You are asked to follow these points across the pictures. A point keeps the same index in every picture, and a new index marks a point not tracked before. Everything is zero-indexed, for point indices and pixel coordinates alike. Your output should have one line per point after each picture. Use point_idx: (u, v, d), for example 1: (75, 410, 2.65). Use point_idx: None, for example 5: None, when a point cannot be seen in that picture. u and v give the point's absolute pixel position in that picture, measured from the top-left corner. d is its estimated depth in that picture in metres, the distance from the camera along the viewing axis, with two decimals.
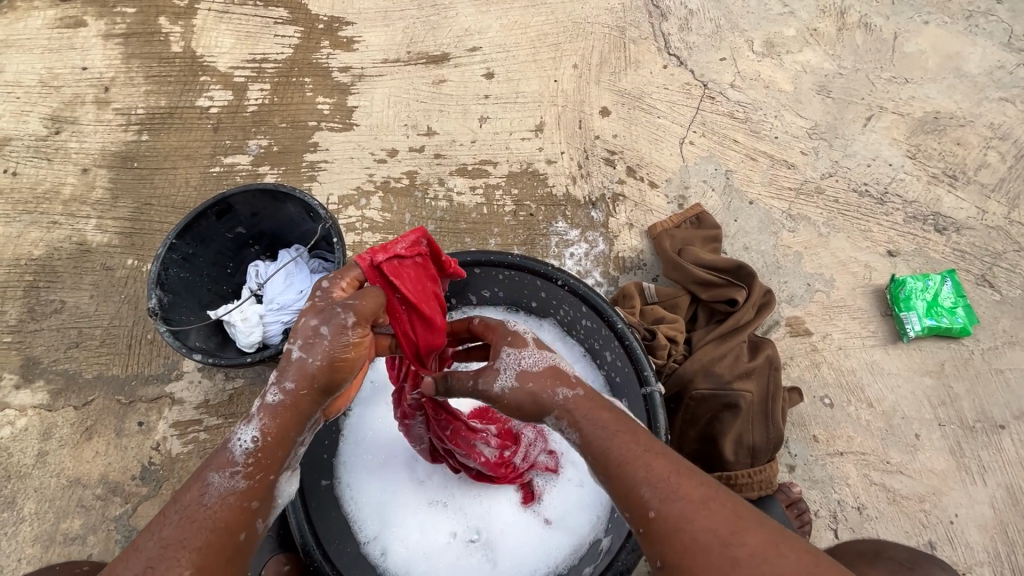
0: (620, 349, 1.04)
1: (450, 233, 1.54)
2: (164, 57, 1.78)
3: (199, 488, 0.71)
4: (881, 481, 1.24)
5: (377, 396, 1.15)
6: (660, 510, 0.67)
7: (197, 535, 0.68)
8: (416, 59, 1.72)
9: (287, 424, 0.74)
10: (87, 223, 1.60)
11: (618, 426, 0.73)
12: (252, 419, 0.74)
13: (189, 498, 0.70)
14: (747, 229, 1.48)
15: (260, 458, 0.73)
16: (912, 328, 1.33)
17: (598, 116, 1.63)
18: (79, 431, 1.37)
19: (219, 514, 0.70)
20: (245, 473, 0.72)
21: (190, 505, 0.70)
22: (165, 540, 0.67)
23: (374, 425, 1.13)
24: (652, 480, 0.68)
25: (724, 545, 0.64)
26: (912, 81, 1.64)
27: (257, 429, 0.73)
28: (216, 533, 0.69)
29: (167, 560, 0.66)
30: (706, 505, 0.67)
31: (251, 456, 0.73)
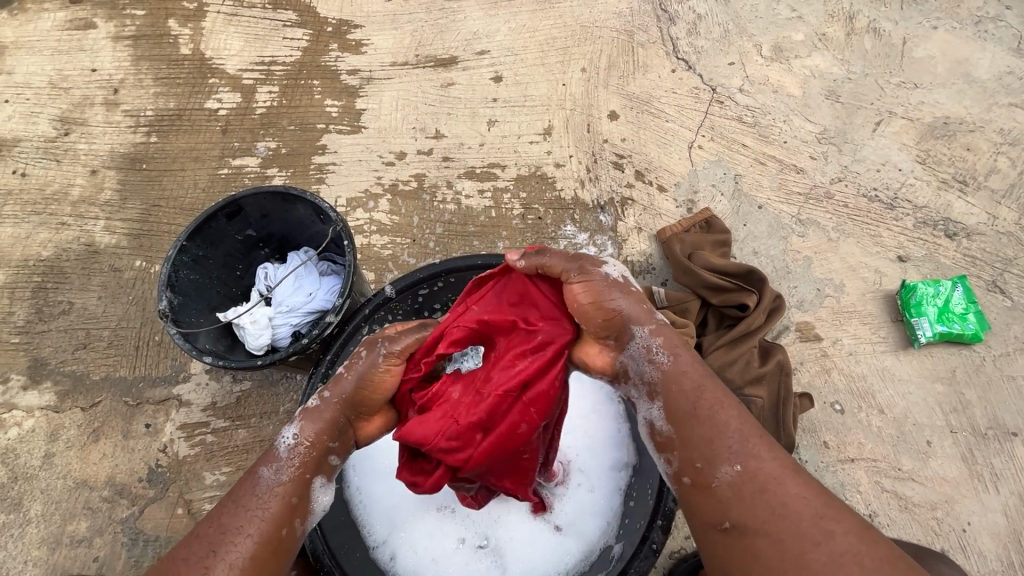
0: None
1: (459, 236, 1.54)
2: (173, 59, 1.78)
3: (251, 482, 0.80)
4: (892, 488, 1.23)
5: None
6: (745, 468, 0.75)
7: (250, 521, 0.77)
8: (424, 63, 1.73)
9: (326, 429, 0.84)
10: (95, 224, 1.61)
11: (703, 390, 0.82)
12: (294, 422, 0.85)
13: (243, 491, 0.80)
14: (757, 233, 1.48)
15: (301, 456, 0.83)
16: (923, 334, 1.32)
17: (606, 119, 1.63)
18: (86, 433, 1.37)
19: (268, 504, 0.79)
20: (288, 468, 0.82)
21: (243, 495, 0.79)
22: (223, 526, 0.76)
23: None
24: (731, 445, 0.77)
25: (799, 513, 0.72)
26: (921, 87, 1.64)
27: (297, 429, 0.84)
28: (267, 525, 0.78)
29: (225, 542, 0.75)
30: (788, 475, 0.75)
31: (293, 454, 0.82)
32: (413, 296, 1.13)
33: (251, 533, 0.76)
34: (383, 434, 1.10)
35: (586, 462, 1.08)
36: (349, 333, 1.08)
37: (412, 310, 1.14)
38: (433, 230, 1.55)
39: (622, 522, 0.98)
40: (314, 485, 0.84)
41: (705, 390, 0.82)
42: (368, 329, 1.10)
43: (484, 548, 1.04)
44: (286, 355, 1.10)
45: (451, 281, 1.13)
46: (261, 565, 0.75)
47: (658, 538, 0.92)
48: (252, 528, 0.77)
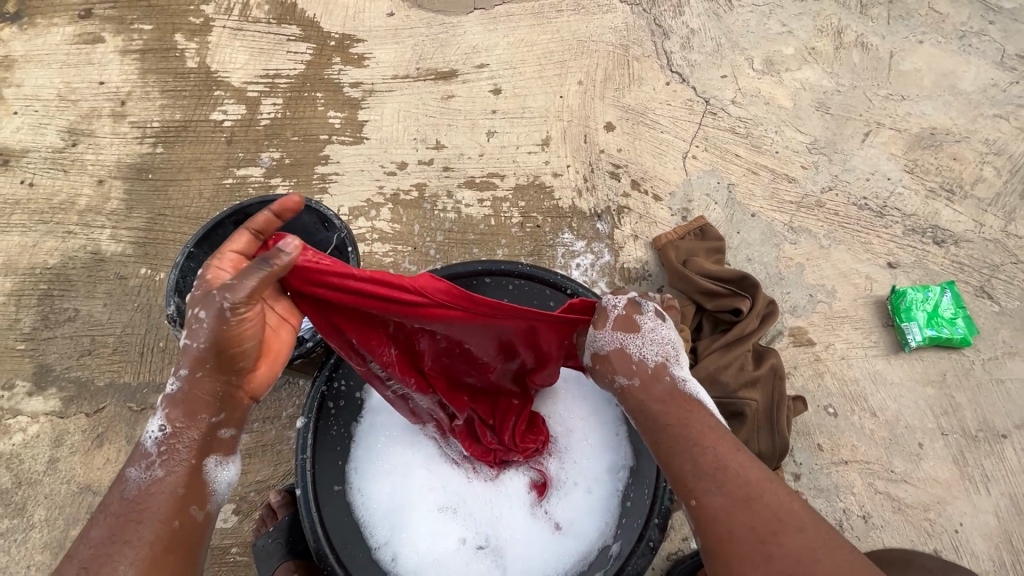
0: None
1: (459, 244, 1.57)
2: (179, 73, 1.82)
3: (120, 486, 0.78)
4: (886, 489, 1.25)
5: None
6: (699, 500, 0.73)
7: (124, 527, 0.74)
8: (425, 76, 1.77)
9: (198, 403, 0.81)
10: (101, 233, 1.63)
11: (673, 420, 0.81)
12: (158, 413, 0.82)
13: (113, 499, 0.77)
14: (750, 241, 1.51)
15: (170, 445, 0.80)
16: (913, 338, 1.35)
17: (602, 131, 1.67)
18: (90, 438, 1.39)
19: (144, 501, 0.77)
20: (160, 462, 0.79)
21: (114, 502, 0.77)
22: (95, 542, 0.73)
23: (387, 432, 1.12)
24: (701, 471, 0.75)
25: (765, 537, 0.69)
26: (908, 99, 1.69)
27: (163, 421, 0.81)
28: (149, 523, 0.75)
29: (100, 558, 0.71)
30: (746, 502, 0.71)
31: (162, 445, 0.80)
32: None
33: (127, 537, 0.73)
34: (387, 434, 1.12)
35: (584, 462, 1.10)
36: None
37: None
38: (434, 238, 1.58)
39: (620, 521, 1.01)
40: (200, 465, 0.82)
41: (677, 419, 0.81)
42: None
43: (484, 547, 1.06)
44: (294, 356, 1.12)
45: None
46: (152, 562, 0.73)
47: (655, 536, 0.96)
48: (130, 531, 0.74)
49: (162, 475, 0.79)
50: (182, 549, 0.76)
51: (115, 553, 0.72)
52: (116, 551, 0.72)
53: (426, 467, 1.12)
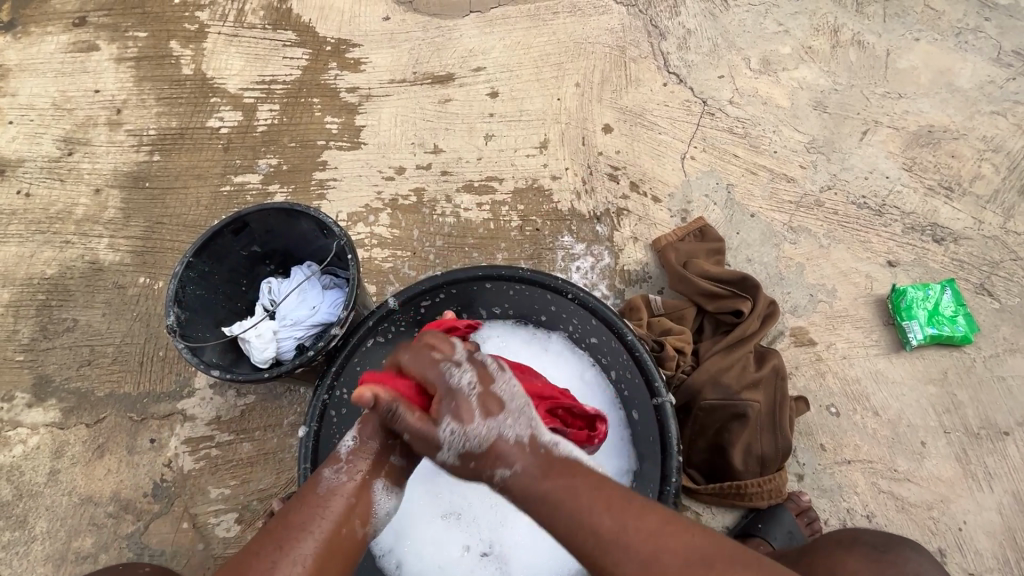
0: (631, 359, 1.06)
1: (459, 248, 1.57)
2: (175, 80, 1.82)
3: (315, 481, 0.94)
4: (889, 488, 1.24)
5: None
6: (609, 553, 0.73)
7: (313, 521, 0.88)
8: (422, 80, 1.77)
9: (375, 438, 0.98)
10: (99, 242, 1.63)
11: (562, 476, 0.82)
12: (353, 429, 0.99)
13: (309, 491, 0.93)
14: (750, 241, 1.51)
15: (357, 457, 0.96)
16: (914, 337, 1.35)
17: (601, 133, 1.67)
18: (91, 449, 1.38)
19: (328, 501, 0.91)
20: (346, 470, 0.94)
21: (309, 493, 0.93)
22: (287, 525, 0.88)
23: None
24: (594, 530, 0.74)
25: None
26: (905, 97, 1.69)
27: (356, 435, 0.98)
28: (327, 522, 0.88)
29: (291, 539, 0.86)
30: (644, 532, 0.74)
31: (352, 455, 0.96)
32: (415, 309, 1.14)
33: (311, 527, 0.87)
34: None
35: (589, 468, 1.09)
36: (353, 341, 1.08)
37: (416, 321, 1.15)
38: (434, 243, 1.58)
39: None
40: (371, 486, 0.95)
41: (564, 474, 0.82)
42: (373, 341, 1.11)
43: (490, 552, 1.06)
44: (297, 365, 1.10)
45: (451, 291, 1.14)
46: (320, 557, 0.85)
47: None
48: (314, 523, 0.88)
49: (345, 481, 0.93)
50: (345, 557, 0.89)
51: (297, 540, 0.86)
52: (296, 537, 0.86)
53: (431, 472, 1.10)
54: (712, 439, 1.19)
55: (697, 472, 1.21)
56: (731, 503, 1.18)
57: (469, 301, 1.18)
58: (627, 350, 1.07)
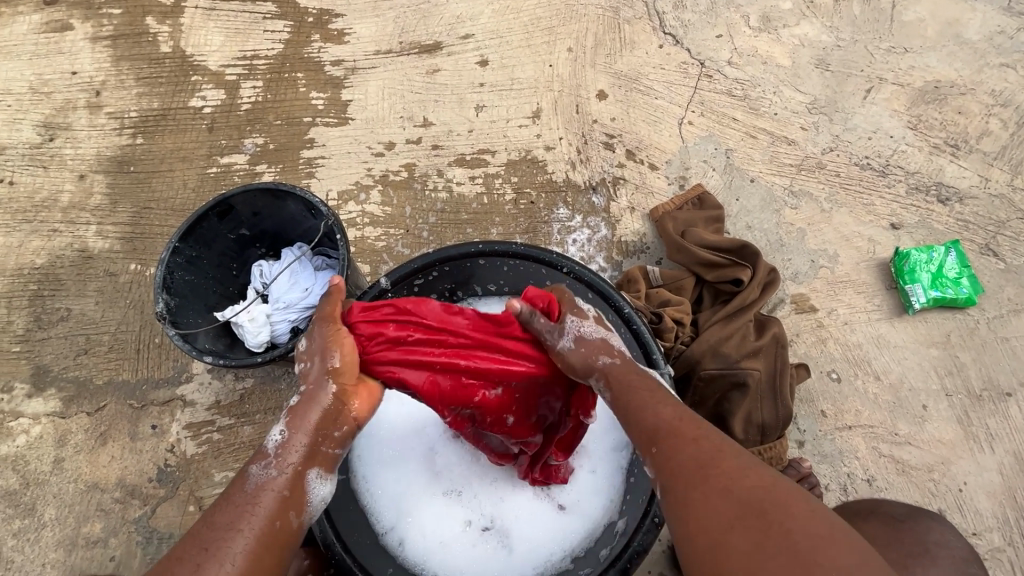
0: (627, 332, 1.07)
1: (453, 224, 1.54)
2: (153, 58, 1.75)
3: (241, 481, 0.78)
4: (890, 452, 1.23)
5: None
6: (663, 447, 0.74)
7: (242, 518, 0.74)
8: (409, 50, 1.70)
9: (312, 421, 0.82)
10: (87, 230, 1.60)
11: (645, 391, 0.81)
12: (280, 419, 0.83)
13: (233, 490, 0.77)
14: (749, 208, 1.48)
15: (287, 450, 0.80)
16: (917, 300, 1.33)
17: (595, 99, 1.61)
18: (94, 437, 1.39)
19: (260, 498, 0.76)
20: (276, 463, 0.79)
21: (234, 495, 0.76)
22: (212, 525, 0.73)
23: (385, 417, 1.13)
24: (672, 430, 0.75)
25: (771, 488, 0.67)
26: (911, 51, 1.62)
27: (285, 423, 0.82)
28: (258, 516, 0.75)
29: (217, 543, 0.71)
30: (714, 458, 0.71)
31: (280, 449, 0.80)
32: (408, 288, 1.12)
33: (241, 526, 0.73)
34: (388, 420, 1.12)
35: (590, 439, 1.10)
36: None
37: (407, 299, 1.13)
38: (427, 220, 1.55)
39: (625, 498, 1.03)
40: (305, 476, 0.81)
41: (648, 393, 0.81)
42: None
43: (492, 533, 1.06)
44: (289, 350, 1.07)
45: (445, 270, 1.12)
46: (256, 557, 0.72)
47: (658, 512, 0.98)
48: (244, 521, 0.73)
49: (276, 476, 0.78)
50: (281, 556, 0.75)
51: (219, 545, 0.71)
52: (224, 539, 0.71)
53: (428, 451, 1.12)
54: (711, 409, 1.19)
55: None
56: None
57: (463, 277, 1.16)
58: (624, 323, 1.07)
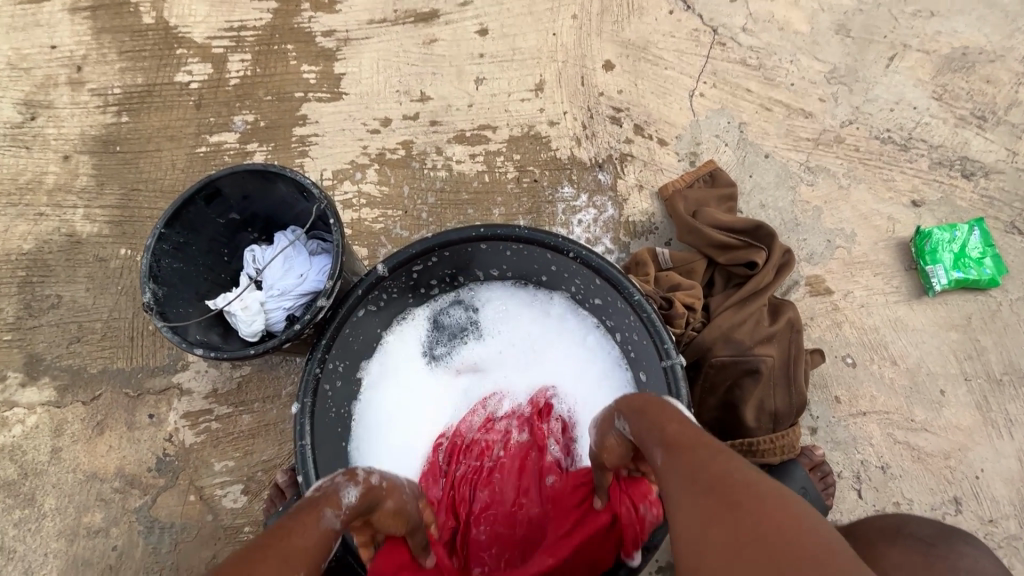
0: (639, 320, 1.00)
1: (452, 205, 1.48)
2: (135, 30, 1.67)
3: (314, 520, 0.66)
4: (905, 439, 1.20)
5: (381, 374, 1.13)
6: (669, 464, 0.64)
7: (312, 566, 0.61)
8: (404, 18, 1.61)
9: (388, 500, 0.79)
10: (74, 213, 1.54)
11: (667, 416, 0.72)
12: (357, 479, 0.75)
13: (301, 528, 0.64)
14: (763, 185, 1.41)
15: (355, 512, 0.72)
16: (939, 282, 1.27)
17: (601, 70, 1.53)
18: (90, 426, 1.36)
19: (325, 552, 0.64)
20: (344, 520, 0.69)
21: (301, 536, 0.63)
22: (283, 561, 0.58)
23: (384, 410, 1.12)
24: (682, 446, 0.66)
25: (782, 498, 0.56)
26: (939, 14, 1.52)
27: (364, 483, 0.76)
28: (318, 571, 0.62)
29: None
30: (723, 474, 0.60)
31: (353, 508, 0.72)
32: (407, 274, 1.07)
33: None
34: (386, 413, 1.12)
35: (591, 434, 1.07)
36: (344, 312, 1.01)
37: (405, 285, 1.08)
38: (426, 201, 1.49)
39: None
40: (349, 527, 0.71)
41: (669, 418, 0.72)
42: (363, 311, 1.05)
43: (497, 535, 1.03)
44: (282, 340, 1.01)
45: (445, 255, 1.06)
46: None
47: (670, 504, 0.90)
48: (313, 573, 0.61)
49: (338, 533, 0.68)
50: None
51: None
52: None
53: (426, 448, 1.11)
54: (722, 397, 1.15)
55: (707, 430, 1.17)
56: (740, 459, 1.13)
57: (464, 262, 1.10)
58: (635, 311, 1.00)
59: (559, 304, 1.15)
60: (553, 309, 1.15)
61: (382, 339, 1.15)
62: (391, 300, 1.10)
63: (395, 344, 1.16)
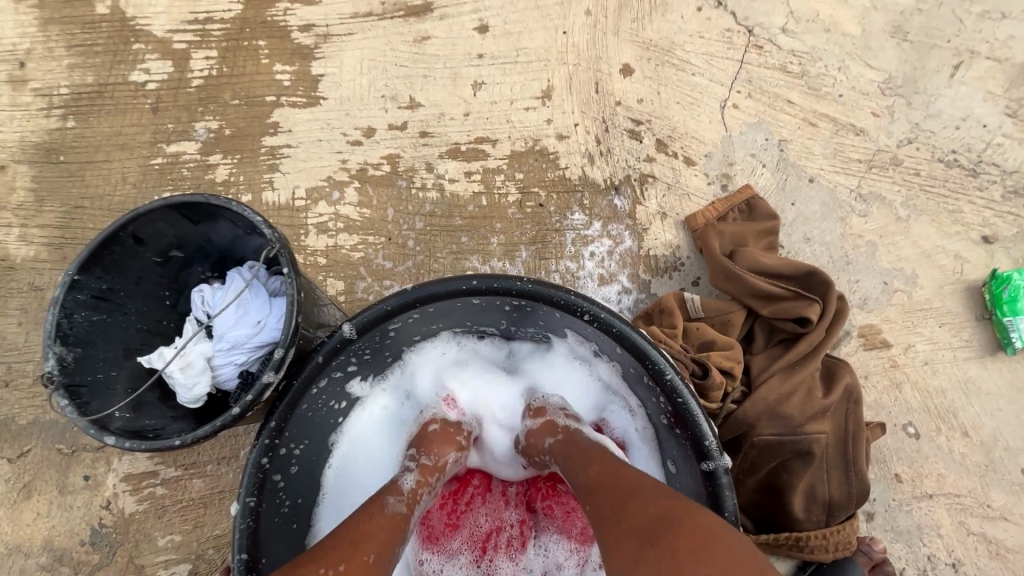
0: (671, 406, 0.76)
1: (443, 231, 1.27)
2: (87, 22, 1.47)
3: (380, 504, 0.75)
4: (981, 530, 1.00)
5: (356, 443, 0.93)
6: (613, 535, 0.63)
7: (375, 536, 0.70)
8: (391, 12, 1.40)
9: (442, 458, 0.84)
10: (9, 234, 1.34)
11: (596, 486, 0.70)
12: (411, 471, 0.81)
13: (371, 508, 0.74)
14: (808, 215, 1.20)
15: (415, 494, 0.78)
16: (1020, 337, 1.07)
17: (619, 75, 1.32)
18: (16, 489, 1.16)
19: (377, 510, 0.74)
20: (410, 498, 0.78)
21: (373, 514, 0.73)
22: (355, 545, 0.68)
23: (362, 472, 0.92)
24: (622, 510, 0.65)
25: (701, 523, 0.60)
26: (1010, 17, 1.33)
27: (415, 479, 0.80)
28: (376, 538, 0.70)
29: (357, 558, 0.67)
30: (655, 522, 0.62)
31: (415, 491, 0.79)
32: (380, 334, 0.85)
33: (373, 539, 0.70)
34: (363, 474, 0.92)
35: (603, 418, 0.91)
36: (298, 385, 0.80)
37: (378, 346, 0.87)
38: (412, 225, 1.28)
39: None
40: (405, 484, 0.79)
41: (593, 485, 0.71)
42: (325, 379, 0.83)
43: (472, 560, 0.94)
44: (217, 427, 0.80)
45: (427, 310, 0.85)
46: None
47: None
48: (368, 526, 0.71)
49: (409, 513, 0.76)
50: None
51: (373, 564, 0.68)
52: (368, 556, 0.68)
53: None
54: (764, 480, 0.95)
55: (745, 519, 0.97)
56: (784, 554, 0.94)
57: (453, 317, 0.89)
58: (665, 393, 0.76)
59: (584, 374, 0.93)
60: (578, 379, 0.94)
61: (359, 405, 0.93)
62: (364, 365, 0.89)
63: (375, 411, 0.95)
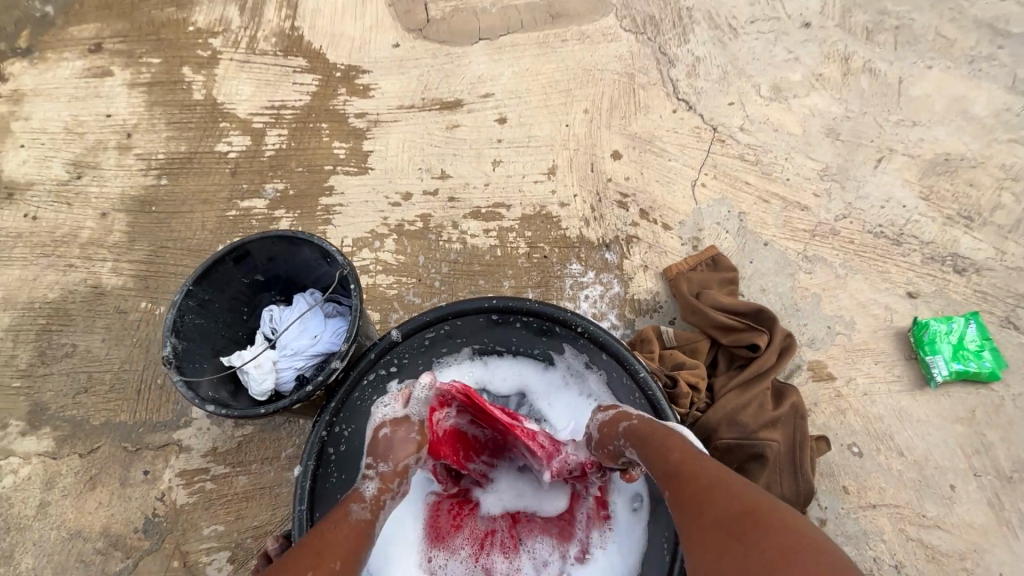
0: (642, 399, 1.01)
1: (464, 275, 1.54)
2: (186, 105, 1.84)
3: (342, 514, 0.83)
4: (918, 536, 1.18)
5: None
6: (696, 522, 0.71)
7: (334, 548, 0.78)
8: (430, 106, 1.77)
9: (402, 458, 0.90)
10: (102, 266, 1.62)
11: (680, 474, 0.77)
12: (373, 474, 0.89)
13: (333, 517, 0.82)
14: (763, 271, 1.47)
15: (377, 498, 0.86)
16: (940, 372, 1.30)
17: (609, 159, 1.65)
18: (83, 480, 1.33)
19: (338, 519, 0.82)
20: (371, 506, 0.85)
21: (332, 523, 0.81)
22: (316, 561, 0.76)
23: None
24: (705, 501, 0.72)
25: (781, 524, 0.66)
26: (919, 124, 1.68)
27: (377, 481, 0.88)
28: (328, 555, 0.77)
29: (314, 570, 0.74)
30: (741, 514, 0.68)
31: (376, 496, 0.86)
32: (419, 340, 1.09)
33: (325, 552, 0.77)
34: None
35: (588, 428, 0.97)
36: (357, 375, 1.04)
37: (417, 352, 1.10)
38: (439, 270, 1.55)
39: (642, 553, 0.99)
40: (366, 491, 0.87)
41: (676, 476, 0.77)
42: (374, 374, 1.06)
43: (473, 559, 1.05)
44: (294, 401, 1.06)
45: (457, 323, 1.10)
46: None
47: None
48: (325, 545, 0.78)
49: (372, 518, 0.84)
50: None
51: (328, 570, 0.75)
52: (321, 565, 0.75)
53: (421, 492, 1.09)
54: None
55: None
56: None
57: (475, 332, 1.12)
58: (638, 389, 1.01)
59: (575, 389, 1.14)
60: (569, 392, 1.14)
61: None
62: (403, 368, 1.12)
63: None
